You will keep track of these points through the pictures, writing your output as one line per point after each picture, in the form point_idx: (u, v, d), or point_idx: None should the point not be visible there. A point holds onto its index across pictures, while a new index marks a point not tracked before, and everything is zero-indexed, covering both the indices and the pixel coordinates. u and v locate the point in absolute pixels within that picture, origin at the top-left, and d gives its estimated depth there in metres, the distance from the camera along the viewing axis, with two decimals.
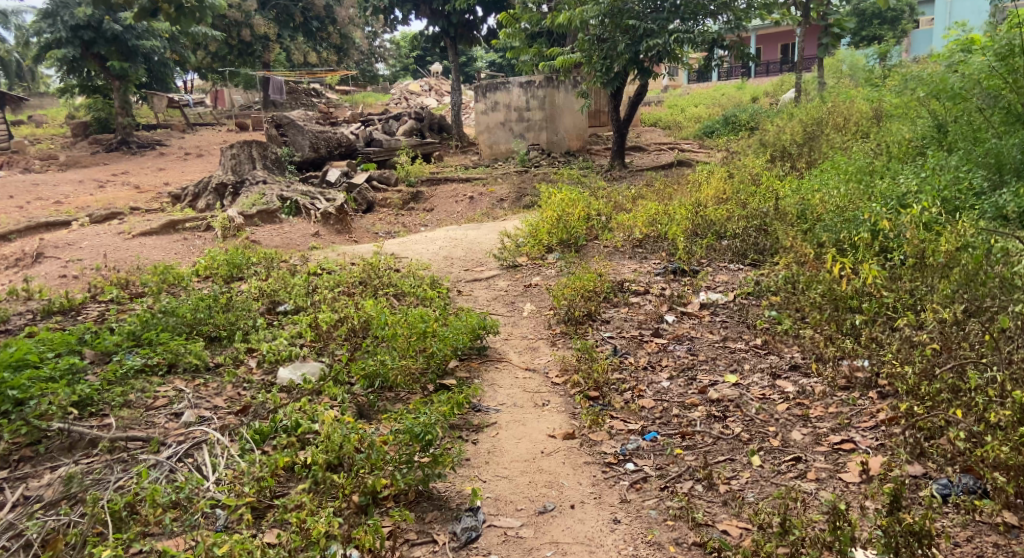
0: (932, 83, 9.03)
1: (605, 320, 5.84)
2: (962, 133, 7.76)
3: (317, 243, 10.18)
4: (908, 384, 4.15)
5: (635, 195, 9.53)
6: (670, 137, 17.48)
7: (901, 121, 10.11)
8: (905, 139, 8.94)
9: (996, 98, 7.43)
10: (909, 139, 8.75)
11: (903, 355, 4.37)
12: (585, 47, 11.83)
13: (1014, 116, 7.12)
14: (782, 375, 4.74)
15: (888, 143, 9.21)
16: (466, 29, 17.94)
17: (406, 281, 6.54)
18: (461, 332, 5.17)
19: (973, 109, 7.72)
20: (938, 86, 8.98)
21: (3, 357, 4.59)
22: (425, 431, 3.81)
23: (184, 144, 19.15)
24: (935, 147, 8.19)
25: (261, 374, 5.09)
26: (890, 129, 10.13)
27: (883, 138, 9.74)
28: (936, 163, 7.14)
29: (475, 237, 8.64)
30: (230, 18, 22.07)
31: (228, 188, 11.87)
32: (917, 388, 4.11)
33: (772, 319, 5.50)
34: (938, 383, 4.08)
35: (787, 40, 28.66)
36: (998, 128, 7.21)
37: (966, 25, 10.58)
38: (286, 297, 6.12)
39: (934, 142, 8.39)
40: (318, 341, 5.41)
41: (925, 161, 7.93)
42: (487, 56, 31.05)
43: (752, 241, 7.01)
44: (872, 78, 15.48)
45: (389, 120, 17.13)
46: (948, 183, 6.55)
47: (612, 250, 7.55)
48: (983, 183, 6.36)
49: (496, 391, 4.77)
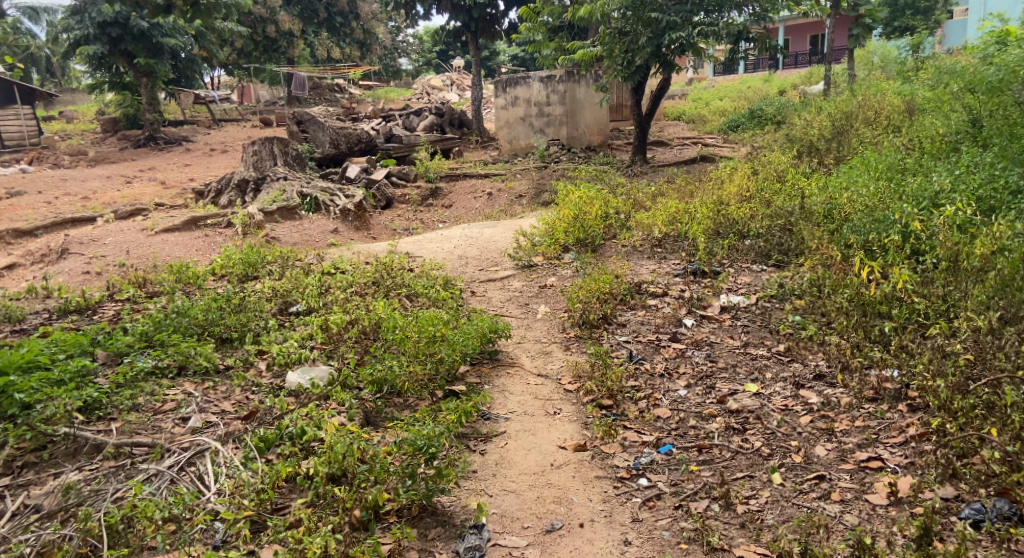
0: (966, 75, 8.75)
1: (621, 324, 5.68)
2: (998, 128, 7.51)
3: (336, 239, 10.13)
4: (940, 398, 3.95)
5: (656, 192, 9.33)
6: (694, 131, 17.19)
7: (934, 114, 9.80)
8: (938, 134, 8.67)
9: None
10: (944, 134, 8.49)
11: (934, 368, 4.18)
12: (607, 41, 11.61)
13: None
14: (805, 384, 4.57)
15: (921, 138, 8.94)
16: (488, 23, 17.77)
17: (419, 281, 6.38)
18: (471, 336, 4.94)
19: (1009, 103, 7.47)
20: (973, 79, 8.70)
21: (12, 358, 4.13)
22: (429, 443, 3.65)
23: (209, 139, 19.17)
24: (970, 143, 7.91)
25: (270, 379, 4.65)
26: (923, 123, 9.82)
27: (916, 133, 9.45)
28: (970, 160, 6.92)
29: (491, 236, 8.45)
30: (255, 15, 22.06)
31: (249, 184, 11.81)
32: (950, 403, 3.91)
33: (797, 323, 5.38)
34: (972, 397, 3.89)
35: (816, 31, 28.19)
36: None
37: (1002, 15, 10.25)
38: (299, 298, 5.79)
39: (968, 137, 8.11)
40: (329, 344, 5.03)
41: (959, 157, 7.68)
42: (510, 50, 30.85)
43: (776, 241, 6.83)
44: (903, 70, 15.11)
45: (409, 115, 16.99)
46: (983, 181, 6.33)
47: (630, 250, 7.35)
48: (1020, 180, 6.15)
49: (506, 397, 4.60)
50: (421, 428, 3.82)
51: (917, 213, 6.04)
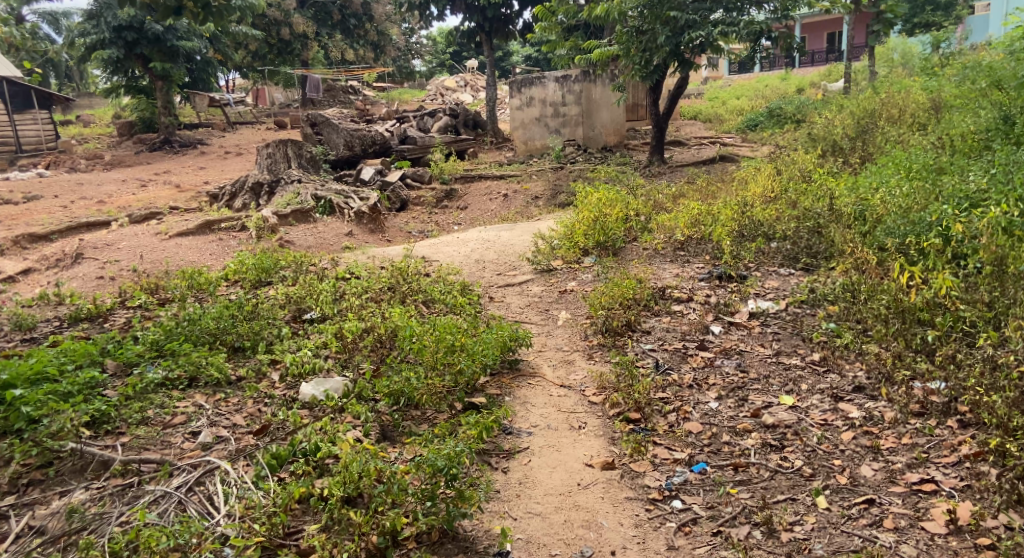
0: (996, 72, 8.49)
1: (646, 331, 5.45)
2: None
3: (351, 243, 9.99)
4: (997, 415, 3.73)
5: (676, 193, 9.10)
6: (712, 131, 16.91)
7: (962, 111, 9.50)
8: (968, 132, 8.39)
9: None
10: (975, 132, 8.20)
11: (986, 384, 3.97)
12: (624, 39, 11.36)
13: None
14: (844, 397, 4.35)
15: (951, 135, 8.67)
16: (502, 23, 17.57)
17: (436, 287, 6.19)
18: (490, 346, 4.71)
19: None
20: (1002, 75, 8.45)
21: (19, 370, 3.94)
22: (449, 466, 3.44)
23: (224, 142, 19.09)
24: (1004, 140, 7.61)
25: (283, 390, 4.42)
26: (951, 120, 9.53)
27: (944, 131, 9.14)
28: (1005, 158, 6.72)
29: (508, 239, 8.24)
30: (270, 17, 21.96)
31: (264, 187, 11.66)
32: (1008, 421, 3.69)
33: (831, 331, 5.21)
34: None
35: (833, 29, 27.81)
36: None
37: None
38: (313, 305, 5.58)
39: (1000, 134, 7.78)
40: (343, 353, 4.81)
41: (992, 155, 7.44)
42: (524, 51, 30.62)
43: (804, 243, 6.63)
44: (927, 67, 14.80)
45: (424, 116, 16.83)
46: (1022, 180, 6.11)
47: (653, 253, 7.12)
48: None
49: (528, 410, 4.37)
50: (441, 446, 3.60)
51: (956, 215, 5.93)
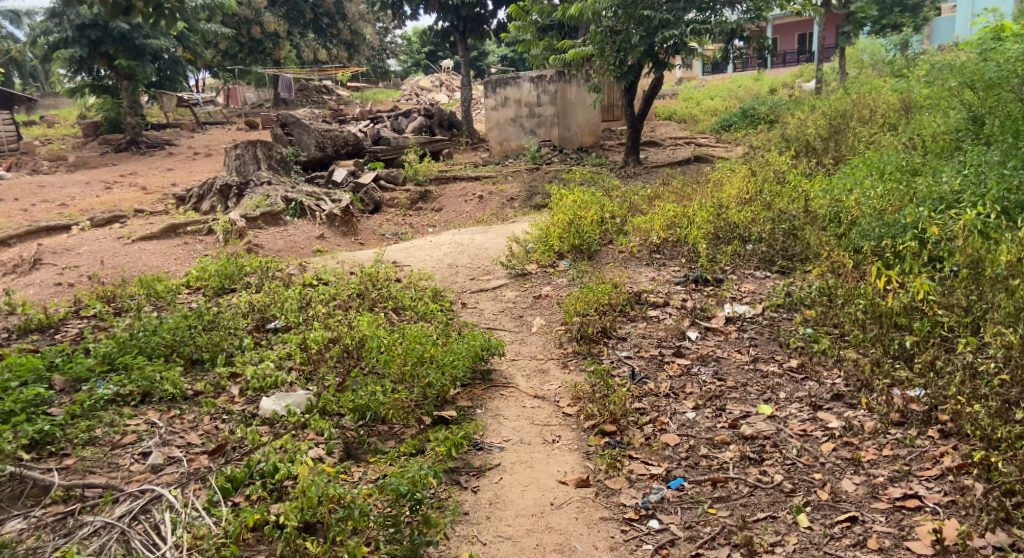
0: (964, 72, 8.49)
1: (622, 338, 5.32)
2: (999, 125, 7.25)
3: (323, 246, 9.79)
4: (981, 426, 3.64)
5: (652, 195, 8.99)
6: (686, 131, 16.86)
7: (932, 112, 9.49)
8: (939, 133, 8.38)
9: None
10: (945, 133, 8.18)
11: (968, 393, 3.88)
12: (598, 39, 11.23)
13: None
14: (823, 405, 4.25)
15: (922, 136, 8.65)
16: (476, 22, 17.39)
17: (407, 293, 6.02)
18: (461, 356, 4.54)
19: (1009, 97, 7.27)
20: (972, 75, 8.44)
21: None
22: (414, 489, 3.27)
23: (193, 143, 18.74)
24: (974, 140, 7.59)
25: (242, 405, 4.23)
26: (921, 121, 9.53)
27: (915, 132, 9.12)
28: (975, 158, 6.70)
29: (482, 242, 8.08)
30: (240, 16, 21.60)
31: (232, 189, 11.39)
32: (992, 433, 3.60)
33: (808, 336, 5.12)
34: (1017, 426, 3.58)
35: (804, 30, 27.94)
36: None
37: (997, 10, 9.96)
38: (278, 314, 5.39)
39: (971, 134, 7.75)
40: (307, 365, 4.63)
41: (963, 155, 7.41)
42: (499, 50, 30.46)
43: (780, 246, 6.54)
44: (897, 67, 14.86)
45: (397, 117, 16.61)
46: (994, 181, 6.08)
47: (628, 257, 7.00)
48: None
49: (500, 423, 4.22)
50: (407, 467, 3.43)
51: (932, 216, 5.86)
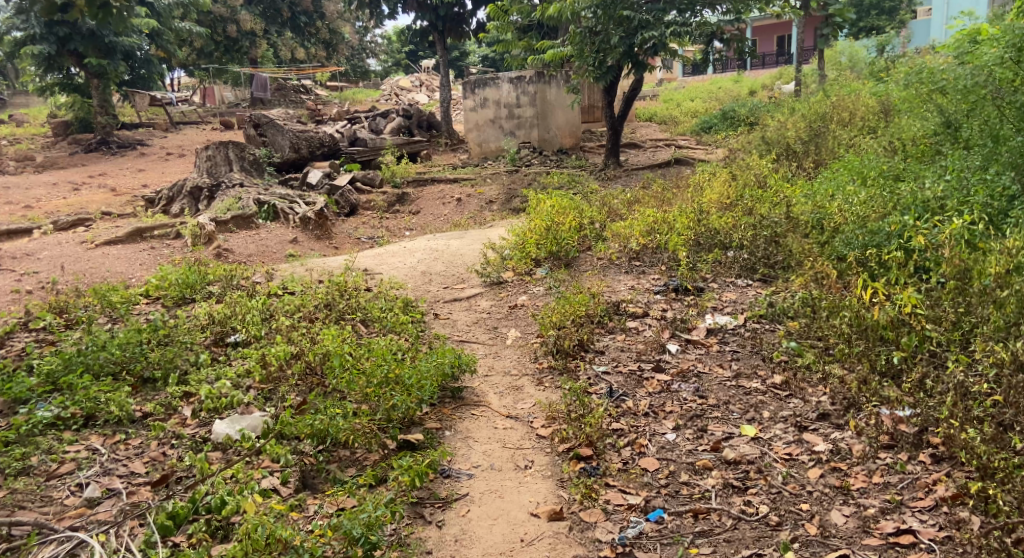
0: (940, 77, 8.41)
1: (600, 351, 5.12)
2: (976, 130, 7.16)
3: (296, 250, 9.51)
4: (978, 454, 3.48)
5: (632, 199, 8.78)
6: (666, 133, 16.69)
7: (910, 116, 9.38)
8: (919, 137, 8.27)
9: (1013, 91, 6.93)
10: (923, 137, 8.07)
11: (961, 417, 3.70)
12: (577, 40, 11.03)
13: None
14: (808, 426, 4.06)
15: (901, 139, 8.54)
16: (455, 22, 17.15)
17: (377, 304, 5.78)
18: (429, 376, 4.31)
19: (985, 102, 7.19)
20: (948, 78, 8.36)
21: None
22: (368, 532, 3.08)
23: (166, 143, 18.34)
24: (953, 145, 7.47)
25: (194, 428, 3.99)
26: (900, 125, 9.41)
27: (895, 135, 9.03)
28: (956, 164, 6.58)
29: (457, 248, 7.85)
30: (215, 14, 21.20)
31: (202, 192, 11.08)
32: (988, 462, 3.44)
33: (792, 350, 4.93)
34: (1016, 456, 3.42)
35: (782, 32, 27.97)
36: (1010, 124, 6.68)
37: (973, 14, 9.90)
38: (238, 327, 5.13)
39: (950, 138, 7.65)
40: (267, 384, 4.40)
41: (943, 160, 7.30)
42: (479, 51, 30.20)
43: (762, 253, 6.37)
44: (875, 71, 14.81)
45: (376, 117, 16.32)
46: (974, 188, 5.99)
47: (607, 264, 6.79)
48: (1015, 184, 5.85)
49: (469, 447, 3.99)
50: (371, 504, 3.20)
51: (915, 224, 5.73)
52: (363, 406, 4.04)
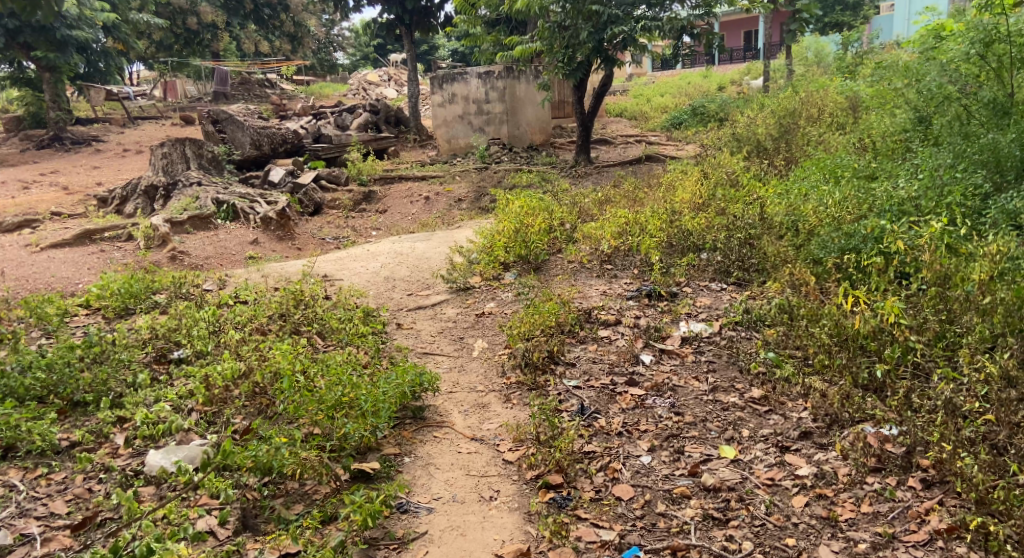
0: (905, 74, 8.27)
1: (570, 363, 4.86)
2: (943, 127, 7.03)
3: (256, 252, 9.14)
4: (976, 486, 3.32)
5: (602, 198, 8.54)
6: (637, 128, 16.49)
7: (878, 112, 9.24)
8: (887, 134, 8.14)
9: (983, 88, 6.80)
10: (893, 134, 7.94)
11: (953, 440, 3.53)
12: (545, 35, 10.74)
13: (1004, 109, 6.44)
14: (789, 446, 3.87)
15: (871, 138, 8.40)
16: (422, 16, 16.78)
17: (335, 314, 5.46)
18: (388, 398, 4.03)
19: (953, 100, 7.04)
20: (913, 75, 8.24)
21: None
22: None
23: (123, 139, 17.74)
24: (922, 141, 7.33)
25: (126, 460, 3.74)
26: (868, 121, 9.27)
27: (864, 133, 8.90)
28: (926, 161, 6.43)
29: (423, 251, 7.54)
30: (175, 6, 20.94)
31: (158, 190, 10.63)
32: (987, 494, 3.29)
33: (770, 361, 4.71)
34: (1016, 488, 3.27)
35: (750, 27, 27.96)
36: (977, 119, 6.55)
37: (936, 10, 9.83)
38: (183, 341, 4.82)
39: (919, 135, 7.52)
40: (210, 406, 4.15)
41: (914, 157, 7.16)
42: (449, 44, 29.76)
43: (736, 255, 6.14)
44: (843, 66, 14.75)
45: (341, 112, 15.90)
46: (945, 187, 5.84)
47: (578, 267, 6.53)
48: (987, 183, 5.71)
49: (430, 476, 3.73)
50: None
51: (892, 225, 5.55)
52: (316, 432, 3.78)
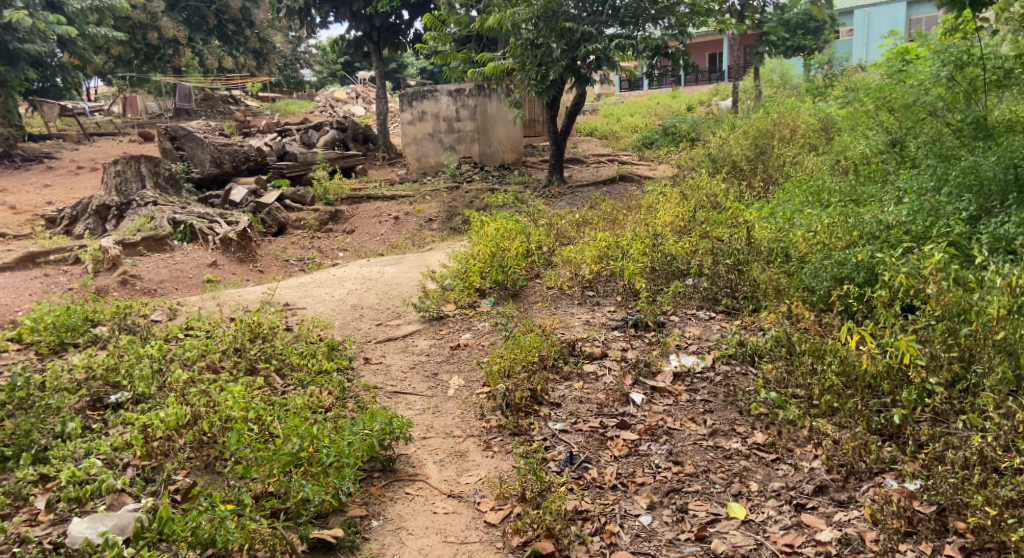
0: (878, 95, 8.04)
1: (555, 404, 4.42)
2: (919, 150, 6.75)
3: (214, 275, 8.58)
4: None
5: (580, 220, 8.14)
6: (608, 148, 16.19)
7: (852, 134, 9.00)
8: (862, 157, 7.88)
9: (956, 112, 6.51)
10: (870, 156, 7.66)
11: (998, 503, 3.18)
12: (517, 52, 10.36)
13: (984, 131, 6.12)
14: (804, 504, 3.55)
15: (848, 160, 8.13)
16: (391, 33, 16.39)
17: (297, 348, 4.99)
18: (355, 451, 3.57)
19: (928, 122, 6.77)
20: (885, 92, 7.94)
21: None
22: None
23: (77, 156, 17.00)
24: (900, 163, 7.06)
25: (46, 529, 3.29)
26: (843, 142, 9.04)
27: (839, 154, 8.64)
28: (909, 185, 6.12)
29: (392, 277, 7.08)
30: (134, 19, 19.88)
31: (110, 210, 10.02)
32: None
33: (771, 402, 4.31)
34: None
35: (714, 50, 28.09)
36: (957, 140, 6.23)
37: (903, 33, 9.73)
38: (124, 383, 4.33)
39: (896, 157, 7.15)
40: (149, 460, 3.68)
41: (894, 178, 6.86)
42: (417, 63, 29.38)
43: (724, 281, 5.78)
44: (813, 87, 14.66)
45: (307, 129, 15.38)
46: (931, 212, 5.53)
47: (558, 294, 6.10)
48: (973, 209, 5.41)
49: (401, 544, 3.34)
50: None
51: (884, 253, 5.21)
52: (277, 495, 3.35)
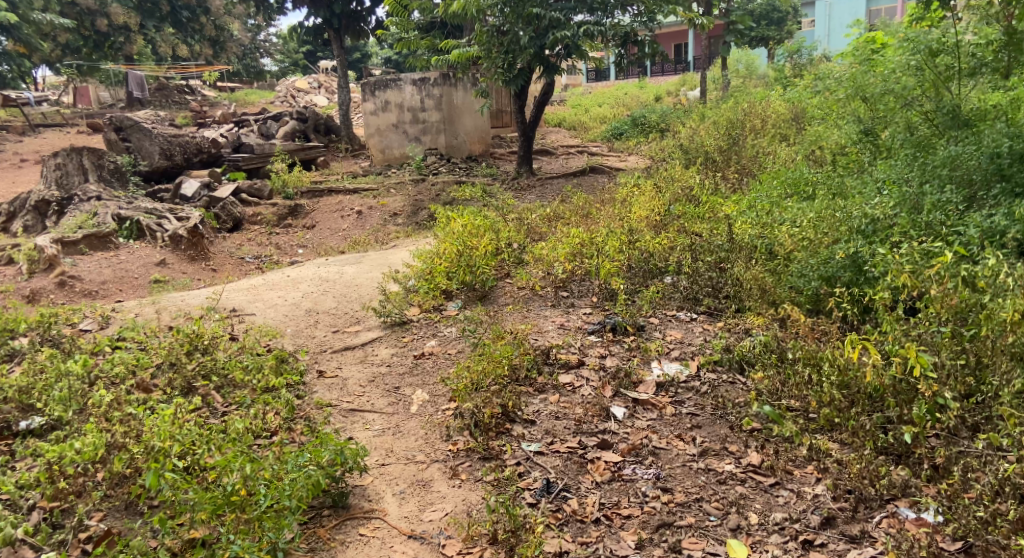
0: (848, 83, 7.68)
1: (529, 421, 3.97)
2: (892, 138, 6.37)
3: (162, 275, 7.99)
4: None
5: (551, 214, 7.70)
6: (576, 139, 15.77)
7: (823, 124, 8.68)
8: (837, 148, 7.54)
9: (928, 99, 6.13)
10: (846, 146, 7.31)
11: None
12: (483, 39, 9.87)
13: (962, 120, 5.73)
14: (812, 540, 3.21)
15: (823, 151, 7.78)
16: (352, 20, 15.71)
17: (240, 361, 4.48)
18: (302, 488, 3.11)
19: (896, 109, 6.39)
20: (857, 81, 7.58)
21: None
22: None
23: (20, 149, 16.11)
24: (876, 153, 6.71)
25: None
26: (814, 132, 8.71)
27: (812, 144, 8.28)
28: (887, 175, 5.73)
29: (351, 278, 6.56)
30: (80, 5, 18.76)
31: (51, 205, 9.31)
32: None
33: (765, 416, 3.90)
34: None
35: (680, 40, 27.88)
36: (932, 128, 5.87)
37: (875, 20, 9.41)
38: (38, 408, 3.81)
39: (873, 146, 6.80)
40: (59, 502, 3.19)
41: (871, 168, 6.49)
42: (381, 52, 28.68)
43: (706, 280, 5.36)
44: (782, 76, 14.39)
45: (266, 120, 14.73)
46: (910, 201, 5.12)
47: (529, 295, 5.65)
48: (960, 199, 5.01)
49: None
50: None
51: (873, 249, 4.81)
52: (216, 546, 2.91)
